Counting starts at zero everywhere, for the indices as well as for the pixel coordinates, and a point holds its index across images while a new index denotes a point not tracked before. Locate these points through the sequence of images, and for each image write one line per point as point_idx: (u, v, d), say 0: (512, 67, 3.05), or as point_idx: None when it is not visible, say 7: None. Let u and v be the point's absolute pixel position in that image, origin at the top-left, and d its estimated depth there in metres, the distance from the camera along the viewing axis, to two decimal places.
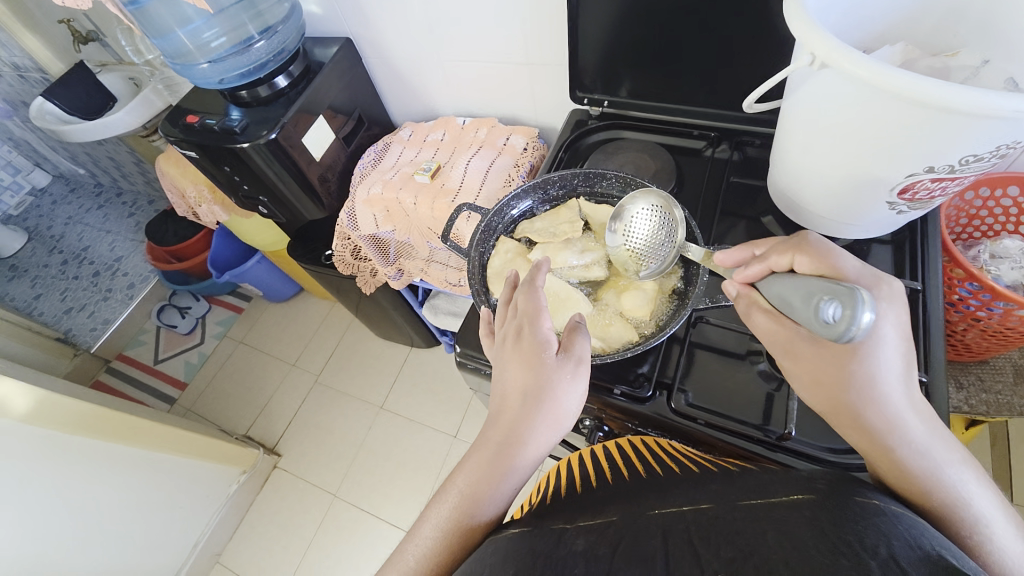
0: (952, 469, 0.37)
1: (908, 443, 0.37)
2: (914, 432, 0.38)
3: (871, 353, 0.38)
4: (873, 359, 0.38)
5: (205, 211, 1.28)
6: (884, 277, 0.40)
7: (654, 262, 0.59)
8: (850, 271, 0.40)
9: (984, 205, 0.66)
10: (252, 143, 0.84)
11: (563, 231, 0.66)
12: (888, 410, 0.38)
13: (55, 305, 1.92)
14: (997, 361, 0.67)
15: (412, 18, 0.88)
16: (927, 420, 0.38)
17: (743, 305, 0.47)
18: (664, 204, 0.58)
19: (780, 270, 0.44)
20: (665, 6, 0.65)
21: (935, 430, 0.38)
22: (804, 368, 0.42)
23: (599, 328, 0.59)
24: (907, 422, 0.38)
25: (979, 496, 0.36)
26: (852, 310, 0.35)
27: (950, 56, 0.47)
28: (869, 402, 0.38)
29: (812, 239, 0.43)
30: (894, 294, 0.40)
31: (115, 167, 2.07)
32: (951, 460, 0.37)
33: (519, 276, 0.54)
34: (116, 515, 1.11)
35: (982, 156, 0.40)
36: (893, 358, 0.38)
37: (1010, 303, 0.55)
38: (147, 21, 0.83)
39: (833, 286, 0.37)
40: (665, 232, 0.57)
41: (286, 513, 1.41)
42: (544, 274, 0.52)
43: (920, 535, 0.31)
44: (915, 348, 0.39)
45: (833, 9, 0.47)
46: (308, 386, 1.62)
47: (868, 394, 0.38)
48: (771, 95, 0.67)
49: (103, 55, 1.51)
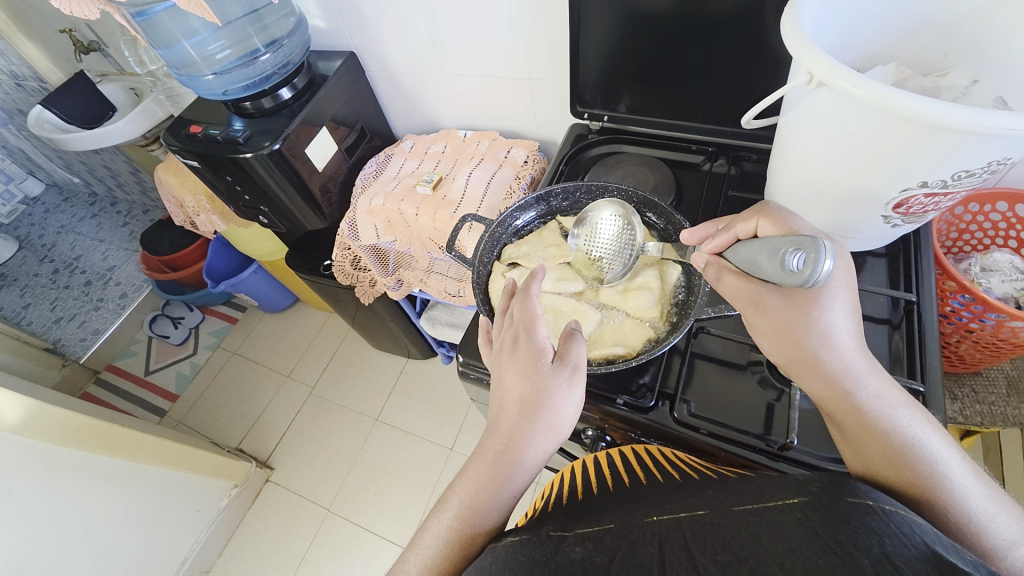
0: (904, 412, 0.39)
1: (862, 389, 0.40)
2: (867, 380, 0.40)
3: (825, 301, 0.41)
4: (826, 309, 0.41)
5: (203, 220, 1.28)
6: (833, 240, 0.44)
7: (616, 267, 0.64)
8: (808, 229, 0.43)
9: (974, 219, 0.68)
10: (254, 153, 0.84)
11: (551, 254, 0.66)
12: (844, 357, 0.41)
13: (45, 315, 1.90)
14: (991, 373, 0.69)
15: (416, 33, 0.90)
16: (882, 372, 0.41)
17: (713, 271, 0.49)
18: (625, 213, 0.62)
19: (745, 236, 0.47)
20: (663, 26, 0.67)
21: (888, 380, 0.41)
22: (767, 319, 0.44)
23: (616, 335, 0.59)
24: (860, 371, 0.41)
25: (933, 439, 0.38)
26: (815, 257, 0.37)
27: (940, 77, 0.50)
28: (826, 350, 0.41)
29: (773, 205, 0.46)
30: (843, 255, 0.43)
31: (111, 177, 2.06)
32: (905, 407, 0.40)
33: (517, 284, 0.55)
34: (101, 531, 1.07)
35: (974, 172, 0.42)
36: (845, 309, 0.42)
37: (1001, 315, 0.56)
38: (153, 32, 0.84)
39: (795, 238, 0.39)
40: (625, 239, 0.63)
41: (279, 529, 1.38)
42: (539, 282, 0.52)
43: (914, 530, 0.30)
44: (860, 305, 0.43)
45: (830, 31, 0.49)
46: (302, 398, 1.60)
47: (824, 341, 0.41)
48: (768, 112, 0.69)
49: (104, 65, 1.52)
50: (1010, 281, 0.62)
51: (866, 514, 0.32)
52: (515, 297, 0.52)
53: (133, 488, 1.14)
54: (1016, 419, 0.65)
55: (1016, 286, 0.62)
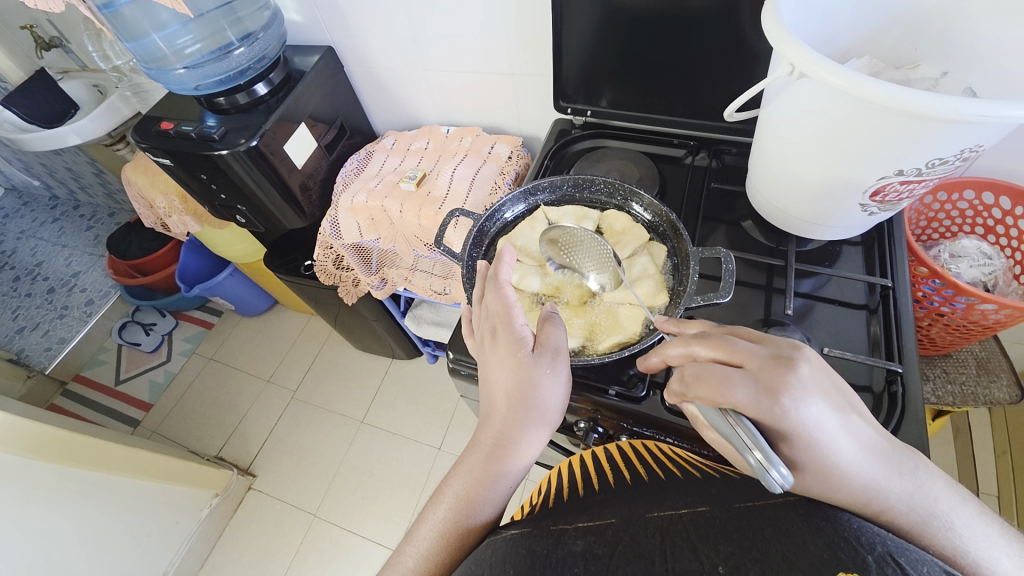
0: (938, 511, 0.36)
1: (893, 504, 0.35)
2: (895, 492, 0.36)
3: (820, 441, 0.35)
4: (831, 446, 0.35)
5: (175, 221, 1.23)
6: (787, 363, 0.37)
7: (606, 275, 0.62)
8: (742, 398, 0.36)
9: (942, 208, 0.71)
10: (230, 150, 0.81)
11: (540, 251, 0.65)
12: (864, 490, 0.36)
13: (6, 325, 1.80)
14: (960, 355, 0.72)
15: (396, 27, 0.89)
16: (903, 467, 0.37)
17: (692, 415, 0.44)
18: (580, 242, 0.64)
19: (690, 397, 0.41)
20: (643, 23, 0.68)
21: (912, 474, 0.37)
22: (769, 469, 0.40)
23: (617, 320, 0.58)
24: (884, 490, 0.36)
25: (971, 530, 0.35)
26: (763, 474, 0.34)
27: (912, 69, 0.52)
28: (835, 492, 0.36)
29: (702, 368, 0.39)
30: (805, 380, 0.36)
31: (73, 179, 1.97)
32: (933, 494, 0.36)
33: (489, 267, 0.54)
34: (72, 549, 1.02)
35: (947, 160, 0.43)
36: (841, 432, 0.36)
37: (971, 298, 0.58)
38: (120, 25, 0.81)
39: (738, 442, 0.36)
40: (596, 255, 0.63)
41: (263, 538, 1.34)
42: (509, 265, 0.51)
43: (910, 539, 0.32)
44: (846, 410, 0.37)
45: (808, 22, 0.51)
46: (284, 403, 1.56)
47: (836, 481, 0.35)
48: (749, 105, 0.71)
49: (65, 61, 1.45)
50: (977, 267, 0.65)
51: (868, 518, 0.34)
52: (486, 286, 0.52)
53: (107, 502, 1.09)
54: (985, 398, 0.68)
55: (983, 271, 0.65)
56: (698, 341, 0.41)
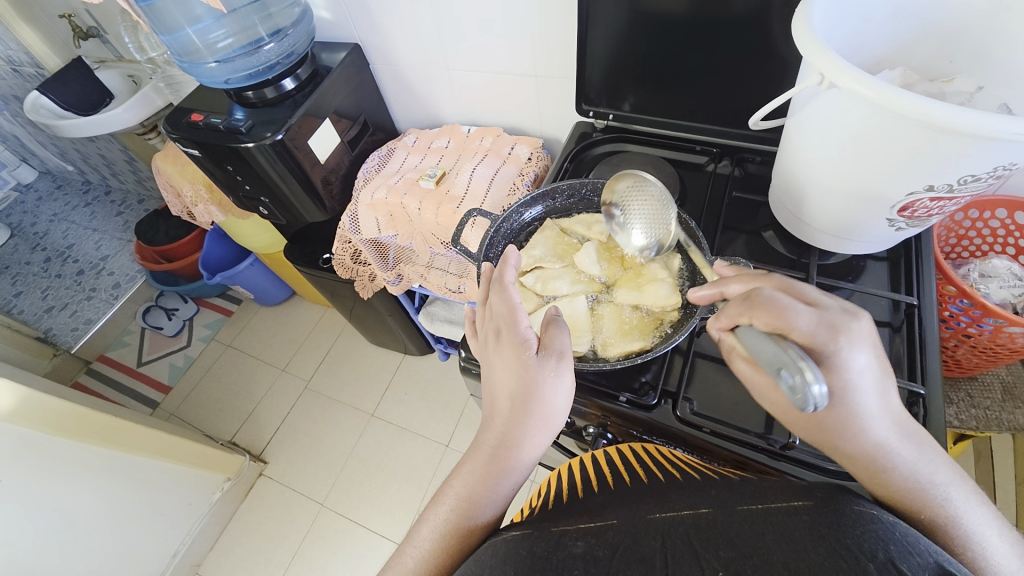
0: (945, 487, 0.37)
1: (897, 465, 0.38)
2: (903, 454, 0.38)
3: (853, 386, 0.38)
4: (859, 395, 0.38)
5: (201, 210, 1.26)
6: (855, 313, 0.39)
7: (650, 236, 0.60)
8: (804, 325, 0.38)
9: (973, 226, 0.69)
10: (256, 143, 0.83)
11: (557, 257, 0.65)
12: (874, 436, 0.38)
13: (37, 304, 1.87)
14: (986, 378, 0.70)
15: (421, 26, 0.89)
16: (917, 438, 0.39)
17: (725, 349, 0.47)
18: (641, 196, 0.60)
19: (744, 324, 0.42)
20: (669, 28, 0.67)
21: (924, 446, 0.39)
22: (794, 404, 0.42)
23: (629, 329, 0.58)
24: (894, 445, 0.38)
25: (968, 509, 0.36)
26: (801, 384, 0.35)
27: (945, 83, 0.50)
28: (848, 434, 0.39)
29: (766, 295, 0.41)
30: (864, 331, 0.38)
31: (105, 165, 2.04)
32: (940, 471, 0.38)
33: (494, 271, 0.55)
34: (87, 524, 1.05)
35: (980, 177, 0.42)
36: (875, 386, 0.38)
37: (999, 320, 0.56)
38: (156, 19, 0.83)
39: (778, 358, 0.37)
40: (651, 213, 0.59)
41: (272, 524, 1.37)
42: (512, 269, 0.52)
43: (919, 543, 0.31)
44: (888, 374, 0.39)
45: (839, 31, 0.50)
46: (297, 392, 1.59)
47: (853, 424, 0.39)
48: (776, 114, 0.70)
49: (103, 51, 1.50)
50: (1007, 288, 0.63)
51: (873, 521, 0.33)
52: (491, 288, 0.52)
53: (123, 480, 1.12)
54: (1010, 424, 0.65)
55: (1014, 293, 0.63)
56: (764, 279, 0.45)
